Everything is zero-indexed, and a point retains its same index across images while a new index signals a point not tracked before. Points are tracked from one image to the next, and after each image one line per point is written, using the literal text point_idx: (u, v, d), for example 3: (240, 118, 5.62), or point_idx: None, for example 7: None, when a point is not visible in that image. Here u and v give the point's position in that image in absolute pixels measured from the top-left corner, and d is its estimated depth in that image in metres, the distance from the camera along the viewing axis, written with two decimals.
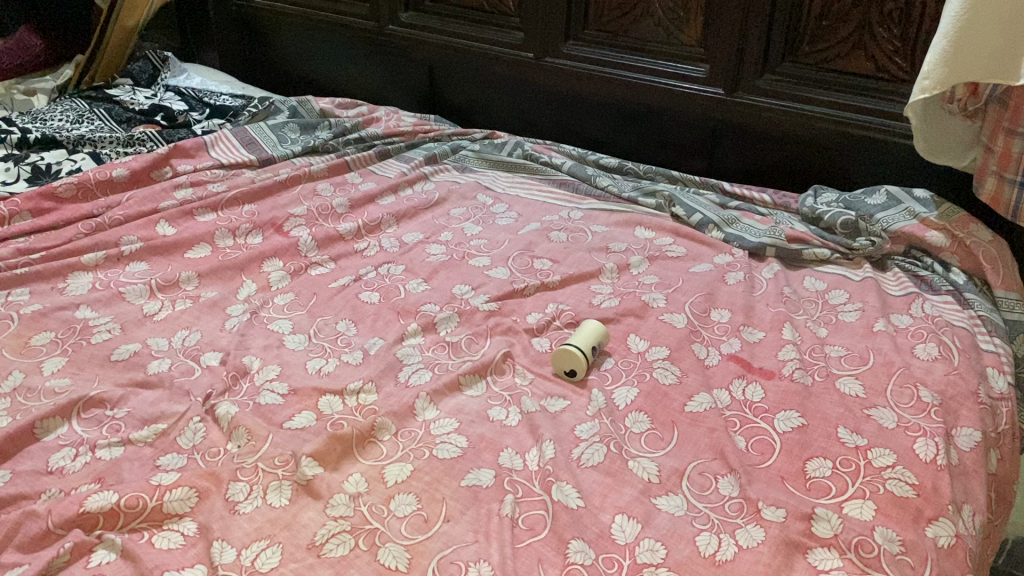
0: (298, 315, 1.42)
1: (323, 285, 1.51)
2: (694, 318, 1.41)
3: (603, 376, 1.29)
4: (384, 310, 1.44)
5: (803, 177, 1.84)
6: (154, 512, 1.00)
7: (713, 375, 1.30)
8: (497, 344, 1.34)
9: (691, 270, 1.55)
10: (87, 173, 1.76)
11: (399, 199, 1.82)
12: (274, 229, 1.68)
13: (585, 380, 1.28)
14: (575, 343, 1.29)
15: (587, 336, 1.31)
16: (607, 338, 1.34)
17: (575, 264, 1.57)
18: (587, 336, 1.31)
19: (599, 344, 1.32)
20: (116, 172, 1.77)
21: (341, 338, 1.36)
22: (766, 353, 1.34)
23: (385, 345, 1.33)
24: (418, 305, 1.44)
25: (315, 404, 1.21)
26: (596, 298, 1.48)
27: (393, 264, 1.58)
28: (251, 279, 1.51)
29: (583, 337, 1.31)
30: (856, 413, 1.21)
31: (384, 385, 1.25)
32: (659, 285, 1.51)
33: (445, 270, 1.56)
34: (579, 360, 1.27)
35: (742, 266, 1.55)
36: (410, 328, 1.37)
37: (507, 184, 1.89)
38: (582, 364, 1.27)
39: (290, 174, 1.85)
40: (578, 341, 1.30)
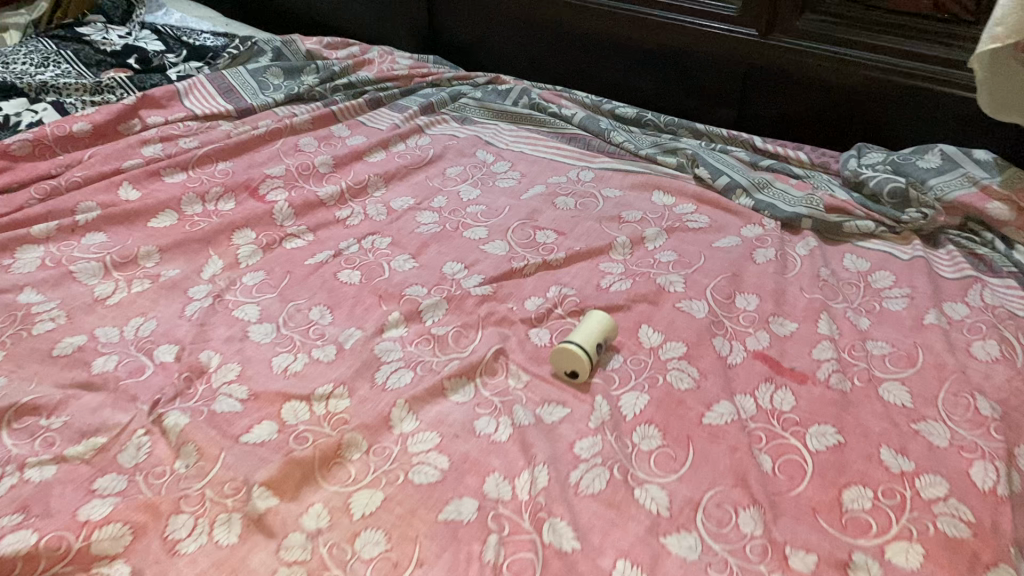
0: (267, 299, 1.26)
1: (298, 262, 1.34)
2: (716, 305, 1.24)
3: (609, 378, 1.13)
4: (364, 292, 1.27)
5: (845, 133, 1.63)
6: (80, 554, 0.86)
7: (736, 377, 1.13)
8: (490, 338, 1.17)
9: (714, 244, 1.37)
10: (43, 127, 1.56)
11: (390, 157, 1.63)
12: (249, 193, 1.51)
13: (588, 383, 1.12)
14: (579, 340, 1.12)
15: (593, 332, 1.14)
16: (615, 332, 1.18)
17: (582, 238, 1.39)
18: (594, 332, 1.15)
19: (606, 340, 1.16)
20: (76, 126, 1.59)
21: (313, 328, 1.20)
22: (798, 350, 1.16)
23: (362, 338, 1.17)
24: (403, 288, 1.28)
25: (278, 412, 1.06)
26: (605, 279, 1.30)
27: (378, 236, 1.41)
28: (217, 254, 1.35)
29: (589, 334, 1.14)
30: (902, 428, 1.04)
31: (358, 388, 1.10)
32: (678, 263, 1.33)
33: (436, 244, 1.38)
34: (584, 362, 1.10)
35: (774, 239, 1.36)
36: (392, 318, 1.21)
37: (510, 138, 1.70)
38: (587, 366, 1.11)
39: (270, 127, 1.67)
40: (583, 338, 1.13)
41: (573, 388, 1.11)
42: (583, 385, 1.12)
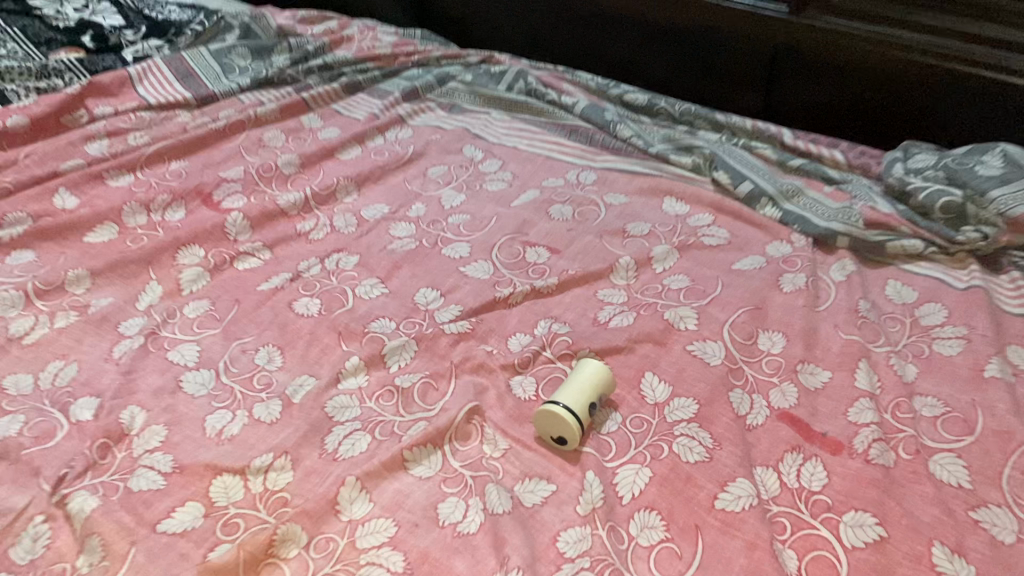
0: (208, 337, 1.08)
1: (249, 287, 1.16)
2: (734, 348, 1.04)
3: (603, 444, 0.94)
4: (321, 327, 1.09)
5: (881, 129, 1.44)
6: None
7: (756, 444, 0.95)
8: (463, 391, 0.99)
9: (733, 266, 1.17)
10: None
11: (365, 154, 1.44)
12: (201, 200, 1.32)
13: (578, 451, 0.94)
14: (567, 400, 0.94)
15: (586, 389, 0.96)
16: (612, 386, 0.99)
17: (579, 257, 1.20)
18: (586, 388, 0.96)
19: (602, 397, 0.97)
20: (11, 120, 1.38)
21: (258, 376, 1.03)
22: (831, 409, 0.97)
23: (313, 390, 1.00)
24: (366, 321, 1.10)
25: (205, 490, 0.89)
26: (603, 311, 1.11)
27: (344, 253, 1.22)
28: (156, 279, 1.17)
29: (580, 391, 0.95)
30: (958, 517, 0.85)
31: (303, 458, 0.93)
32: (691, 291, 1.13)
33: (409, 265, 1.19)
34: (573, 429, 0.92)
35: (804, 261, 1.16)
36: (350, 364, 1.02)
37: (503, 130, 1.50)
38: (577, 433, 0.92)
39: (231, 120, 1.48)
40: (573, 398, 0.94)
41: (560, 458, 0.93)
42: (571, 454, 0.94)
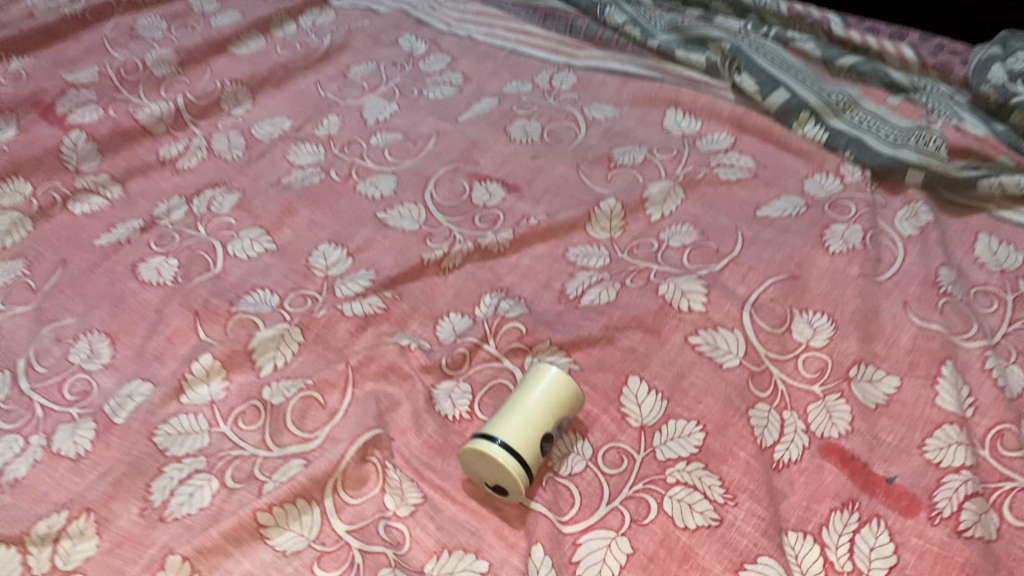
0: (14, 318, 0.77)
1: (84, 242, 0.84)
2: (758, 341, 0.72)
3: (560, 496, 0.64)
4: (172, 305, 0.77)
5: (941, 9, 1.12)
6: None
7: (787, 495, 0.64)
8: (360, 411, 0.68)
9: (758, 213, 0.84)
10: None
11: (268, 49, 1.08)
12: (39, 112, 0.96)
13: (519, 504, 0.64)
14: (512, 436, 0.62)
15: (540, 414, 0.64)
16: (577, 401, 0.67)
17: (545, 197, 0.86)
18: (541, 412, 0.64)
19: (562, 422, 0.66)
20: None
21: (74, 380, 0.72)
22: (899, 440, 0.66)
23: (144, 407, 0.69)
24: (237, 294, 0.78)
25: None
26: (572, 283, 0.79)
27: (221, 190, 0.89)
28: None
29: (531, 417, 0.64)
30: None
31: (115, 517, 0.63)
32: (698, 250, 0.80)
33: (309, 208, 0.86)
34: (517, 483, 0.62)
35: (859, 206, 0.83)
36: (200, 366, 0.72)
37: (456, 14, 1.15)
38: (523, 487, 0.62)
39: (93, 3, 1.12)
40: (520, 429, 0.63)
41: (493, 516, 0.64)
42: (508, 509, 0.64)
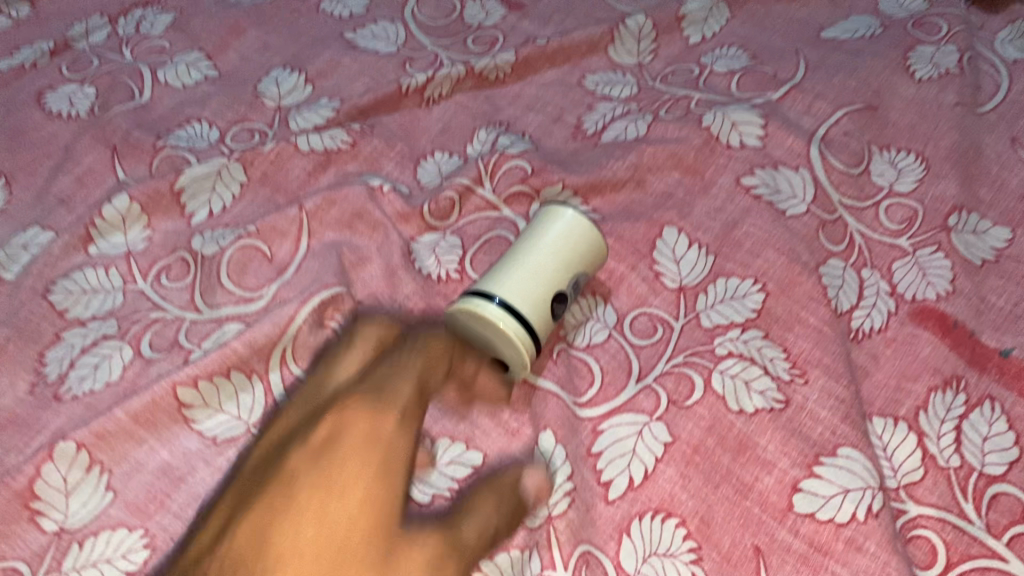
0: None
1: None
2: (830, 184, 0.57)
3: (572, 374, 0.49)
4: (82, 138, 0.61)
5: None
6: None
7: (871, 372, 0.49)
8: (317, 264, 0.52)
9: (823, 35, 0.67)
10: None
11: None
12: None
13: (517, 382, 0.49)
14: (516, 295, 0.47)
15: (552, 269, 0.49)
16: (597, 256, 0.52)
17: (556, 16, 0.69)
18: (553, 265, 0.49)
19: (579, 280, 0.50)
20: None
21: None
22: (1013, 303, 0.51)
23: (40, 259, 0.53)
24: (169, 126, 0.62)
25: None
26: (590, 116, 0.62)
27: (153, 9, 0.72)
28: None
29: (540, 272, 0.48)
30: None
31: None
32: (749, 77, 0.63)
33: (261, 28, 0.69)
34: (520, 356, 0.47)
35: (951, 24, 0.66)
36: (112, 210, 0.56)
37: None
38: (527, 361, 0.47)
39: None
40: (526, 285, 0.48)
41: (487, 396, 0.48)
42: (507, 390, 0.49)
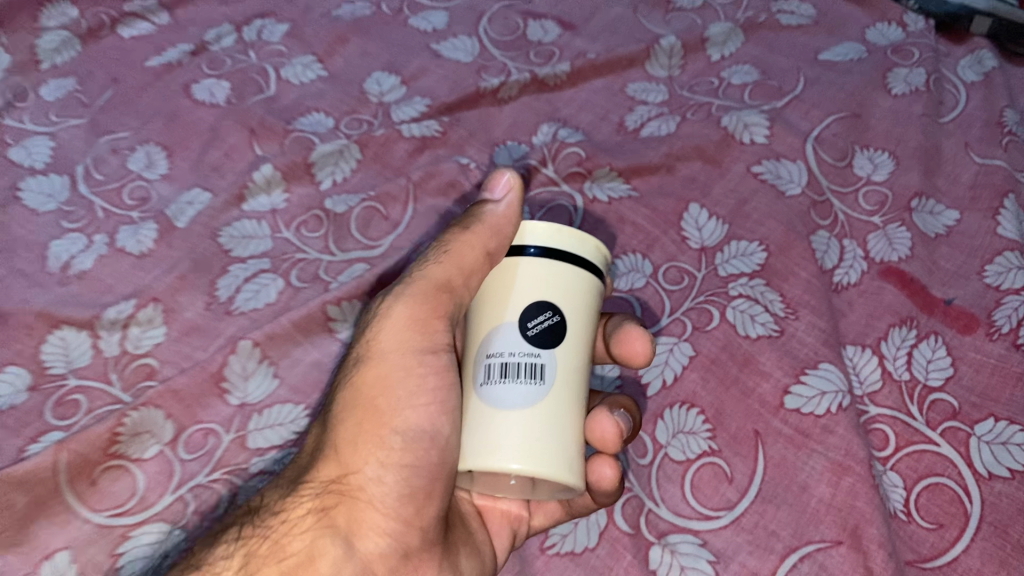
0: (69, 129, 0.77)
1: (134, 61, 0.83)
2: (821, 173, 0.72)
3: (485, 237, 0.51)
4: (225, 120, 0.76)
5: None
6: None
7: (846, 312, 0.65)
8: (423, 223, 0.68)
9: (820, 57, 0.82)
10: None
11: None
12: None
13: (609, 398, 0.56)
14: (589, 313, 0.51)
15: (571, 377, 0.49)
16: (532, 462, 0.46)
17: (603, 35, 0.84)
18: (575, 395, 0.50)
19: (540, 383, 0.47)
20: None
21: (130, 186, 0.72)
22: (959, 267, 0.67)
23: (206, 212, 0.69)
24: (293, 112, 0.77)
25: (35, 352, 0.61)
26: (631, 116, 0.77)
27: (270, 19, 0.87)
28: (5, 42, 0.83)
29: (579, 389, 0.50)
30: None
31: (183, 307, 0.63)
32: (759, 89, 0.79)
33: (359, 37, 0.83)
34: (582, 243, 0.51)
35: (923, 52, 0.82)
36: (259, 177, 0.71)
37: None
38: (490, 192, 0.54)
39: None
40: (580, 379, 0.50)
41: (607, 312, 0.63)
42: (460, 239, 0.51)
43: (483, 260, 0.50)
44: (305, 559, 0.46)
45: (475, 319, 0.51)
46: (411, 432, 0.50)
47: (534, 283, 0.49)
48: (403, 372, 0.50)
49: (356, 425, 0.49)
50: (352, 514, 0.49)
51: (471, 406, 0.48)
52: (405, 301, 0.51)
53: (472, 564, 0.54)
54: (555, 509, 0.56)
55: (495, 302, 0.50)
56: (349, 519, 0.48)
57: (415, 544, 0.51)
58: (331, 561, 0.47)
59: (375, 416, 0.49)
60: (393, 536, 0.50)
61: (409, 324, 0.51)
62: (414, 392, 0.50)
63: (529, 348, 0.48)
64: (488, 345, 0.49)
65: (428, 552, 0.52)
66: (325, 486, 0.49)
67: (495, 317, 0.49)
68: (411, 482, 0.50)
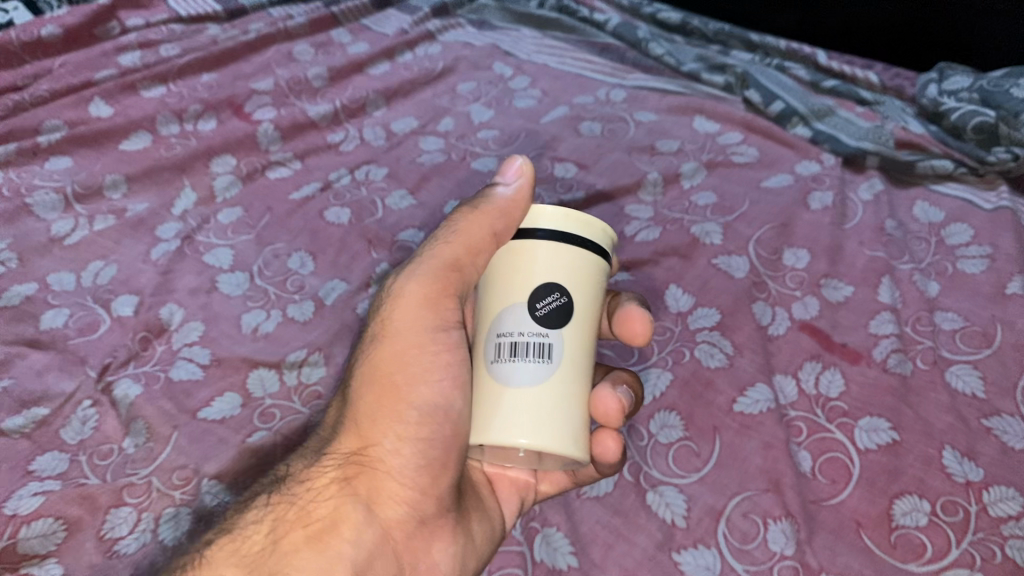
0: (242, 241, 1.11)
1: (281, 196, 1.18)
2: (760, 263, 1.05)
3: (491, 218, 0.74)
4: (352, 236, 1.11)
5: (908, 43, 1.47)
6: (5, 554, 0.77)
7: (777, 352, 0.97)
8: None
9: (762, 185, 1.17)
10: (23, 54, 1.39)
11: (395, 71, 1.43)
12: (232, 111, 1.33)
13: (615, 375, 0.85)
14: (588, 286, 0.72)
15: (571, 348, 0.71)
16: (537, 434, 0.68)
17: (608, 173, 1.20)
18: (574, 360, 0.72)
19: (544, 358, 0.70)
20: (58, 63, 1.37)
21: (290, 279, 1.05)
22: (853, 321, 0.99)
23: (345, 295, 1.02)
24: (396, 228, 1.12)
25: (242, 382, 0.93)
26: (629, 227, 1.12)
27: (373, 165, 1.23)
28: (190, 184, 1.20)
29: (578, 356, 0.72)
30: (971, 425, 0.88)
31: (336, 354, 0.96)
32: (718, 208, 1.13)
33: (438, 177, 1.20)
34: (586, 225, 0.72)
35: (832, 180, 1.16)
36: (380, 271, 1.06)
37: (533, 47, 1.49)
38: (499, 183, 0.77)
39: (262, 32, 1.47)
40: (578, 349, 0.72)
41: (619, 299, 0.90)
42: (473, 218, 0.75)
43: (490, 237, 0.74)
44: (334, 519, 0.71)
45: (499, 299, 0.72)
46: (424, 406, 0.75)
47: (542, 268, 0.71)
48: (418, 356, 0.76)
49: (377, 401, 0.75)
50: (374, 478, 0.74)
51: (493, 381, 0.71)
52: (421, 283, 0.77)
53: (480, 522, 0.81)
54: (562, 481, 0.86)
55: (513, 285, 0.72)
56: (370, 491, 0.74)
57: (427, 510, 0.77)
58: (352, 522, 0.72)
59: (395, 395, 0.75)
60: (408, 501, 0.75)
61: (423, 305, 0.77)
62: (429, 370, 0.76)
63: (537, 331, 0.70)
64: (507, 330, 0.71)
65: (438, 517, 0.78)
66: (349, 457, 0.74)
67: (514, 301, 0.71)
68: (425, 453, 0.75)
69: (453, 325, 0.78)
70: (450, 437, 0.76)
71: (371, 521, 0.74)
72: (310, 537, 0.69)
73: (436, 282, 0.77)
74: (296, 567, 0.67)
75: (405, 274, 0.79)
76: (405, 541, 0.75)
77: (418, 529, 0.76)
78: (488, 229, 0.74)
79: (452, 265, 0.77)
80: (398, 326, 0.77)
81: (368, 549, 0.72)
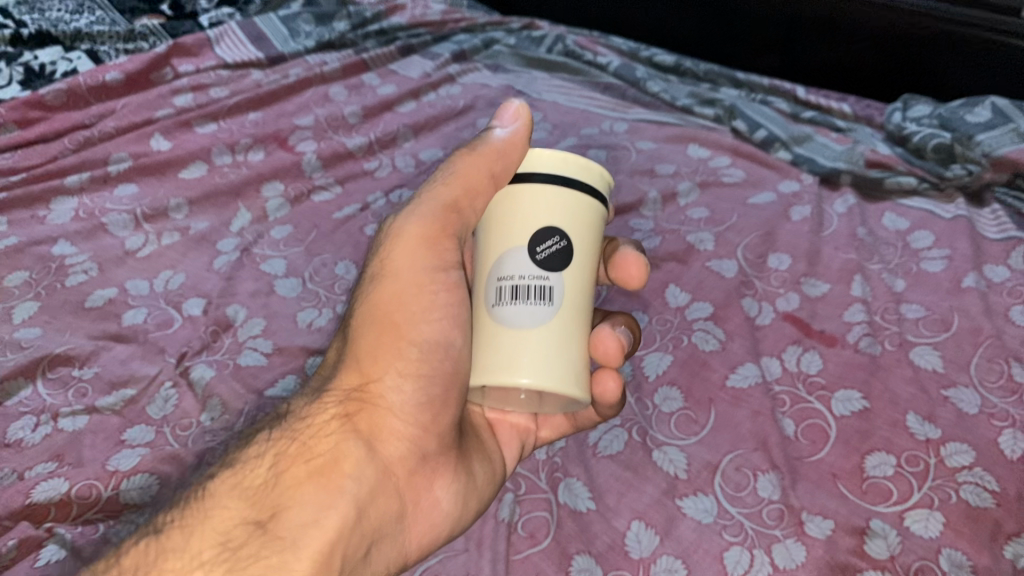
0: (293, 253, 1.26)
1: (325, 215, 1.34)
2: (747, 265, 1.21)
3: (490, 159, 0.83)
4: None
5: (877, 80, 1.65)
6: (108, 502, 0.92)
7: (764, 338, 1.11)
8: None
9: (749, 201, 1.32)
10: (90, 96, 1.56)
11: (421, 109, 1.60)
12: (278, 144, 1.50)
13: (614, 318, 0.97)
14: (582, 226, 0.82)
15: (568, 288, 0.82)
16: (539, 375, 0.80)
17: (613, 192, 1.36)
18: (570, 299, 0.82)
19: (545, 300, 0.80)
20: (120, 104, 1.54)
21: (338, 284, 1.20)
22: (830, 312, 1.14)
23: None
24: None
25: (301, 367, 1.07)
26: (632, 237, 1.27)
27: (405, 188, 1.39)
28: (245, 206, 1.36)
29: (574, 292, 0.83)
30: (931, 394, 1.02)
31: None
32: (710, 220, 1.29)
33: None
34: (581, 170, 0.82)
35: (810, 196, 1.32)
36: None
37: (543, 87, 1.66)
38: (498, 126, 0.86)
39: (301, 76, 1.65)
40: (574, 289, 0.83)
41: (617, 246, 1.03)
42: (475, 159, 0.83)
43: (489, 179, 0.83)
44: (337, 453, 0.79)
45: (503, 241, 0.82)
46: (424, 342, 0.84)
47: (541, 214, 0.80)
48: (420, 297, 0.85)
49: (382, 339, 0.84)
50: (378, 413, 0.83)
51: (499, 324, 0.81)
52: (421, 223, 0.85)
53: (478, 458, 0.92)
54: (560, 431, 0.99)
55: (515, 229, 0.81)
56: (373, 426, 0.82)
57: (428, 446, 0.86)
58: (354, 457, 0.80)
59: (397, 333, 0.84)
60: (410, 436, 0.84)
61: (422, 246, 0.85)
62: (429, 308, 0.85)
63: (539, 275, 0.80)
64: (511, 274, 0.80)
65: (438, 453, 0.87)
66: (353, 395, 0.82)
67: (517, 244, 0.81)
68: (426, 391, 0.84)
69: (452, 265, 0.87)
70: (449, 374, 0.85)
71: (372, 459, 0.81)
72: (316, 471, 0.77)
73: (434, 223, 0.85)
74: (298, 500, 0.74)
75: (405, 215, 0.87)
76: (408, 477, 0.84)
77: (420, 465, 0.85)
78: (486, 170, 0.82)
79: (451, 207, 0.85)
80: (400, 266, 0.85)
81: (370, 484, 0.80)
